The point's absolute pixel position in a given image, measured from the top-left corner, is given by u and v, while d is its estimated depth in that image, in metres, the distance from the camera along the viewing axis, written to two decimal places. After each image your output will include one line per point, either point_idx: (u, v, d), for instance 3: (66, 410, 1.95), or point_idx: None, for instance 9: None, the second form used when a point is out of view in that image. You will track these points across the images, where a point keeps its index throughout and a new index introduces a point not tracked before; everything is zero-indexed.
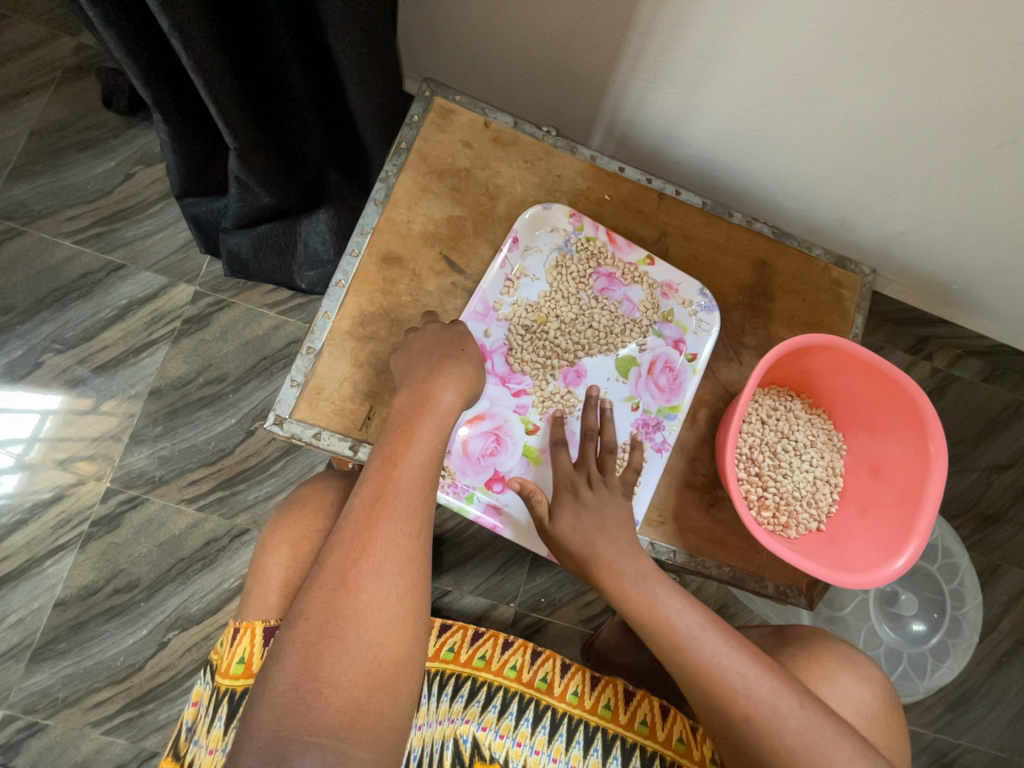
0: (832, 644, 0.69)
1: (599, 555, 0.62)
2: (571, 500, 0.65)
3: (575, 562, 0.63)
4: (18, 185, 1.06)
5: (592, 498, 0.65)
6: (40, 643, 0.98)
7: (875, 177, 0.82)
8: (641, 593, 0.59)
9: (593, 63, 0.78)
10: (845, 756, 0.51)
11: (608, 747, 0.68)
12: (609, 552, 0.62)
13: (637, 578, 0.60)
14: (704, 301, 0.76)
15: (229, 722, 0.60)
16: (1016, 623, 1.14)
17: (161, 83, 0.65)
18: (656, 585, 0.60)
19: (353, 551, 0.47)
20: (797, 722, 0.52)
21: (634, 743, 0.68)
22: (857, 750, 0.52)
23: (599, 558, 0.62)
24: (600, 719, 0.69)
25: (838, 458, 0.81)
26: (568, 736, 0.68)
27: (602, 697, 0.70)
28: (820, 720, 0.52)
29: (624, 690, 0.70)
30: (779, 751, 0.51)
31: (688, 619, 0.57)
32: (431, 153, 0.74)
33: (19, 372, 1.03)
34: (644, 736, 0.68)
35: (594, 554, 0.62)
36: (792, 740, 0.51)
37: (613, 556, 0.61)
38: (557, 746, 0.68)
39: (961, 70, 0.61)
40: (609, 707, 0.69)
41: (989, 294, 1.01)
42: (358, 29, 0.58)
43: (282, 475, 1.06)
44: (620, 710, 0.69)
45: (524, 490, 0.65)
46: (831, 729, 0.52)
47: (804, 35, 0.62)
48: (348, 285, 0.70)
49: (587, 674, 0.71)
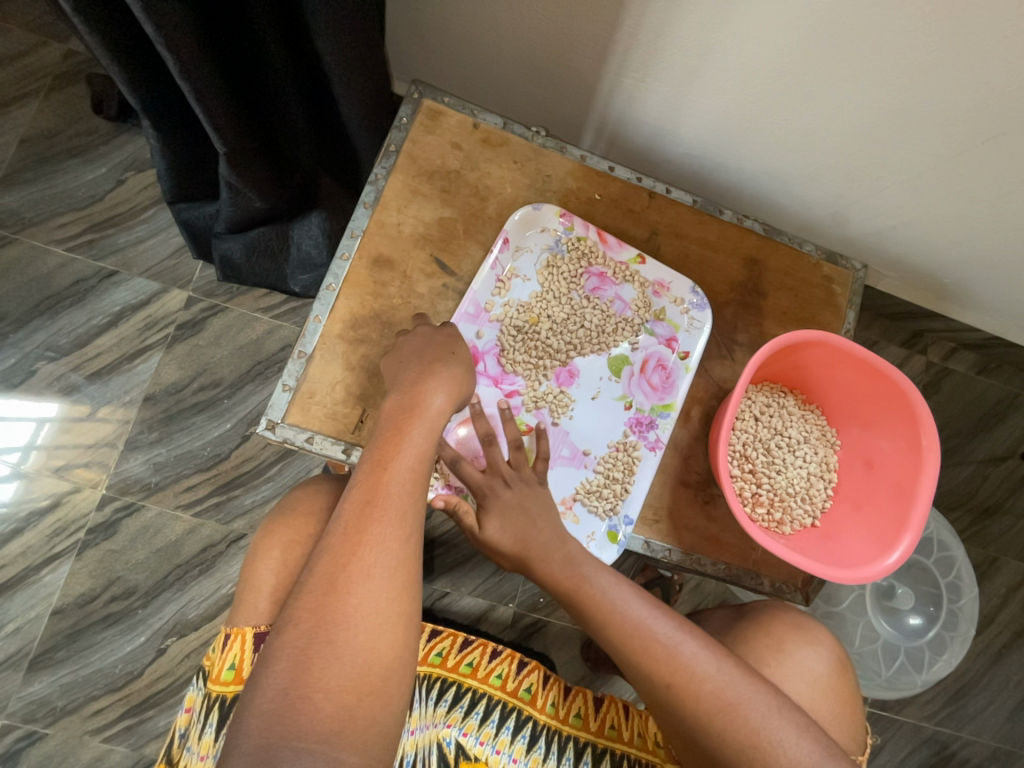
0: (812, 628, 0.69)
1: (533, 540, 0.62)
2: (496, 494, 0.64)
3: (503, 553, 0.64)
4: (10, 193, 1.06)
5: (512, 496, 0.64)
6: (38, 652, 0.98)
7: (865, 173, 0.82)
8: (570, 573, 0.60)
9: (582, 63, 0.78)
10: (763, 714, 0.51)
11: (579, 754, 0.68)
12: (543, 539, 0.62)
13: (565, 561, 0.60)
14: (696, 299, 0.76)
15: (220, 728, 0.60)
16: (1015, 615, 1.14)
17: (148, 88, 0.65)
18: (589, 563, 0.60)
19: (343, 556, 0.47)
20: (714, 684, 0.53)
21: (605, 748, 0.68)
22: (778, 710, 0.52)
23: (534, 544, 0.62)
24: (573, 729, 0.69)
25: (832, 453, 0.81)
26: (546, 747, 0.68)
27: (573, 706, 0.71)
28: (738, 681, 0.53)
29: (594, 698, 0.72)
30: (697, 712, 0.52)
31: (616, 593, 0.58)
32: (420, 154, 0.74)
33: (12, 381, 1.03)
34: (613, 741, 0.69)
35: (529, 543, 0.62)
36: (710, 702, 0.52)
37: (548, 541, 0.62)
38: (535, 756, 0.68)
39: (948, 64, 0.61)
40: (580, 715, 0.70)
41: (982, 287, 1.01)
42: (346, 30, 0.58)
43: (279, 479, 1.06)
44: (591, 718, 0.70)
45: (449, 505, 0.64)
46: (749, 689, 0.53)
47: (790, 32, 0.63)
48: (338, 288, 0.70)
49: (562, 684, 0.73)
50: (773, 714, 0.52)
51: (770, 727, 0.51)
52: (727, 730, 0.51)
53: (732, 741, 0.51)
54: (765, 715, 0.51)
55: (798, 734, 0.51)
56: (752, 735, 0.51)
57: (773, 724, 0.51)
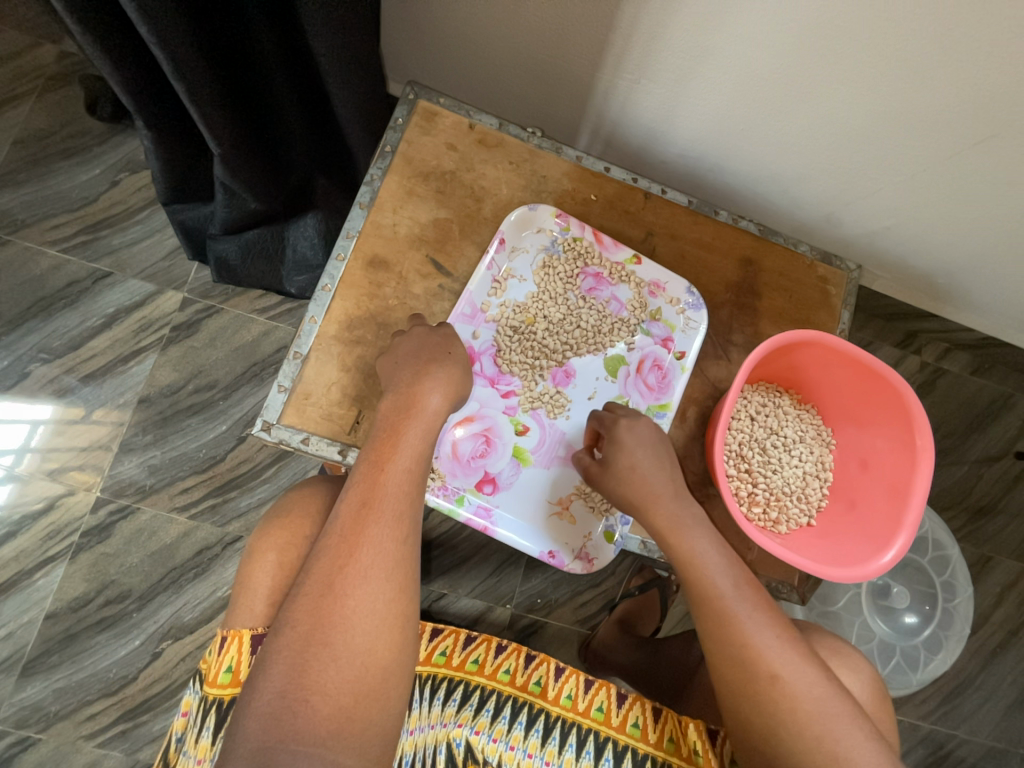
0: (848, 651, 0.68)
1: (659, 505, 0.62)
2: (632, 429, 0.66)
3: (624, 490, 0.64)
4: (3, 194, 1.06)
5: (646, 430, 0.67)
6: (31, 656, 0.98)
7: (859, 174, 0.82)
8: (694, 544, 0.60)
9: (576, 64, 0.79)
10: (854, 737, 0.52)
11: (599, 750, 0.66)
12: (668, 504, 0.62)
13: (693, 526, 0.61)
14: (692, 299, 0.76)
15: (217, 732, 0.60)
16: (1010, 613, 1.15)
17: (141, 88, 0.64)
18: (706, 541, 0.61)
19: (340, 557, 0.47)
20: (821, 691, 0.53)
21: (627, 746, 0.67)
22: (868, 736, 0.52)
23: (661, 514, 0.62)
24: (592, 722, 0.68)
25: (827, 453, 0.81)
26: (561, 739, 0.67)
27: (595, 700, 0.69)
28: (840, 699, 0.53)
29: (617, 693, 0.70)
30: (791, 717, 0.53)
31: (728, 582, 0.58)
32: (416, 155, 0.74)
33: (5, 384, 1.03)
34: (635, 738, 0.67)
35: (657, 505, 0.62)
36: (813, 707, 0.53)
37: (673, 516, 0.62)
38: (551, 749, 0.67)
39: (940, 67, 0.62)
40: (601, 709, 0.69)
41: (975, 287, 1.02)
42: (341, 31, 0.58)
43: (275, 481, 1.06)
44: (613, 713, 0.68)
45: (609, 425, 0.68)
46: (851, 708, 0.53)
47: (786, 34, 0.63)
48: (335, 289, 0.70)
49: (581, 678, 0.71)
50: (865, 736, 0.52)
51: (866, 750, 0.51)
52: (824, 743, 0.52)
53: (826, 752, 0.51)
54: (854, 737, 0.52)
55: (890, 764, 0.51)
56: (845, 754, 0.51)
57: (865, 747, 0.51)
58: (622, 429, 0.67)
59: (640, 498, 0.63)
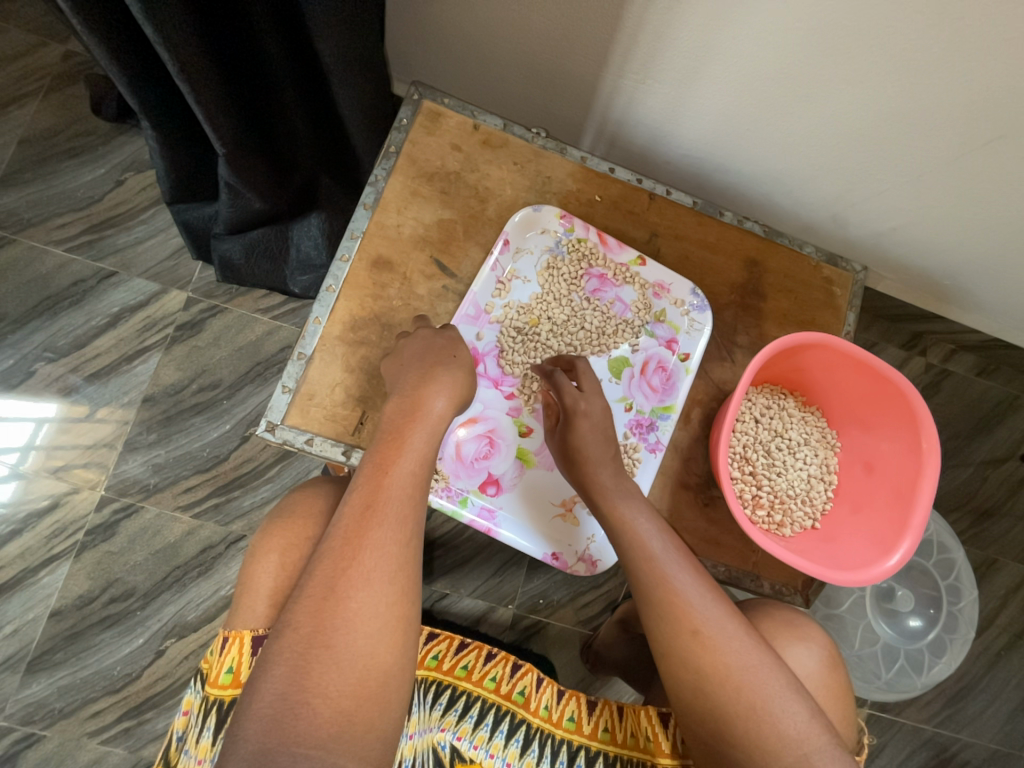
0: (799, 622, 0.68)
1: (597, 479, 0.65)
2: (588, 415, 0.67)
3: (569, 462, 0.68)
4: (8, 194, 1.06)
5: (598, 413, 0.68)
6: (36, 654, 0.98)
7: (865, 175, 0.82)
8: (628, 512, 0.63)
9: (582, 65, 0.78)
10: (774, 685, 0.52)
11: (572, 757, 0.67)
12: (606, 477, 0.65)
13: (625, 497, 0.64)
14: (696, 301, 0.76)
15: (218, 733, 0.60)
16: (1014, 616, 1.14)
17: (147, 88, 0.64)
18: (636, 509, 0.63)
19: (343, 560, 0.47)
20: (740, 643, 0.54)
21: (598, 751, 0.67)
22: (791, 688, 0.52)
23: (598, 481, 0.65)
24: (566, 731, 0.69)
25: (832, 455, 0.81)
26: (539, 749, 0.67)
27: (567, 709, 0.70)
28: (760, 651, 0.54)
29: (588, 702, 0.71)
30: (711, 669, 0.53)
31: (657, 544, 0.61)
32: (420, 156, 0.74)
33: (11, 382, 1.03)
34: (606, 743, 0.68)
35: (595, 477, 0.65)
36: (731, 658, 0.53)
37: (609, 485, 0.65)
38: (529, 760, 0.67)
39: (947, 67, 0.61)
40: (573, 718, 0.70)
41: (982, 289, 1.01)
42: (345, 31, 0.58)
43: (279, 480, 1.06)
44: (584, 720, 0.69)
45: (569, 407, 0.68)
46: (772, 661, 0.53)
47: (791, 33, 0.62)
48: (338, 290, 0.70)
49: (555, 687, 0.72)
50: (787, 687, 0.52)
51: (786, 699, 0.51)
52: (741, 691, 0.52)
53: (745, 702, 0.51)
54: (776, 688, 0.52)
55: (811, 715, 0.51)
56: (764, 704, 0.51)
57: (785, 697, 0.51)
58: (580, 412, 0.67)
59: (580, 468, 0.66)
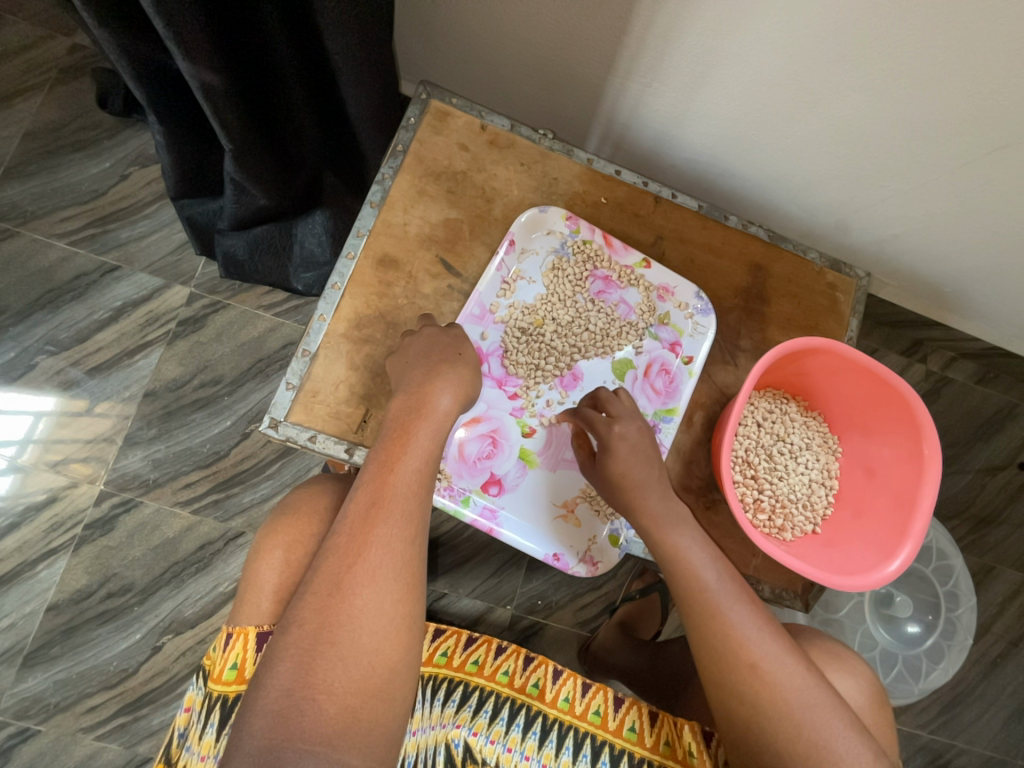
0: (846, 656, 0.67)
1: (646, 505, 0.63)
2: (625, 438, 0.65)
3: (615, 492, 0.65)
4: (12, 186, 1.06)
5: (633, 434, 0.65)
6: (33, 648, 0.98)
7: (869, 182, 0.82)
8: (678, 539, 0.61)
9: (589, 67, 0.78)
10: (837, 725, 0.52)
11: (596, 753, 0.66)
12: (655, 505, 0.63)
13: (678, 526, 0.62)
14: (700, 304, 0.76)
15: (222, 728, 0.60)
16: (1011, 624, 1.14)
17: (156, 83, 0.65)
18: (688, 535, 0.61)
19: (348, 557, 0.47)
20: (800, 681, 0.54)
21: (622, 749, 0.66)
22: (851, 727, 0.53)
23: (648, 509, 0.63)
24: (590, 726, 0.67)
25: (833, 460, 0.81)
26: (558, 742, 0.67)
27: (592, 703, 0.69)
28: (819, 689, 0.54)
29: (615, 696, 0.69)
30: (772, 707, 0.53)
31: (711, 575, 0.59)
32: (427, 155, 0.74)
33: (12, 374, 1.03)
34: (632, 743, 0.66)
35: (644, 506, 0.63)
36: (792, 696, 0.53)
37: (659, 512, 0.63)
38: (548, 752, 0.66)
39: (955, 75, 0.61)
40: (598, 712, 0.68)
41: (984, 298, 1.01)
42: (355, 31, 0.58)
43: (279, 477, 1.06)
44: (609, 716, 0.68)
45: (602, 434, 0.66)
46: (833, 701, 0.54)
47: (799, 39, 0.62)
48: (344, 287, 0.70)
49: (579, 680, 0.70)
50: (848, 726, 0.52)
51: (847, 741, 0.52)
52: (803, 730, 0.52)
53: (806, 741, 0.52)
54: (835, 726, 0.52)
55: (870, 754, 0.52)
56: (826, 744, 0.51)
57: (847, 737, 0.52)
58: (616, 438, 0.65)
59: (628, 498, 0.64)
